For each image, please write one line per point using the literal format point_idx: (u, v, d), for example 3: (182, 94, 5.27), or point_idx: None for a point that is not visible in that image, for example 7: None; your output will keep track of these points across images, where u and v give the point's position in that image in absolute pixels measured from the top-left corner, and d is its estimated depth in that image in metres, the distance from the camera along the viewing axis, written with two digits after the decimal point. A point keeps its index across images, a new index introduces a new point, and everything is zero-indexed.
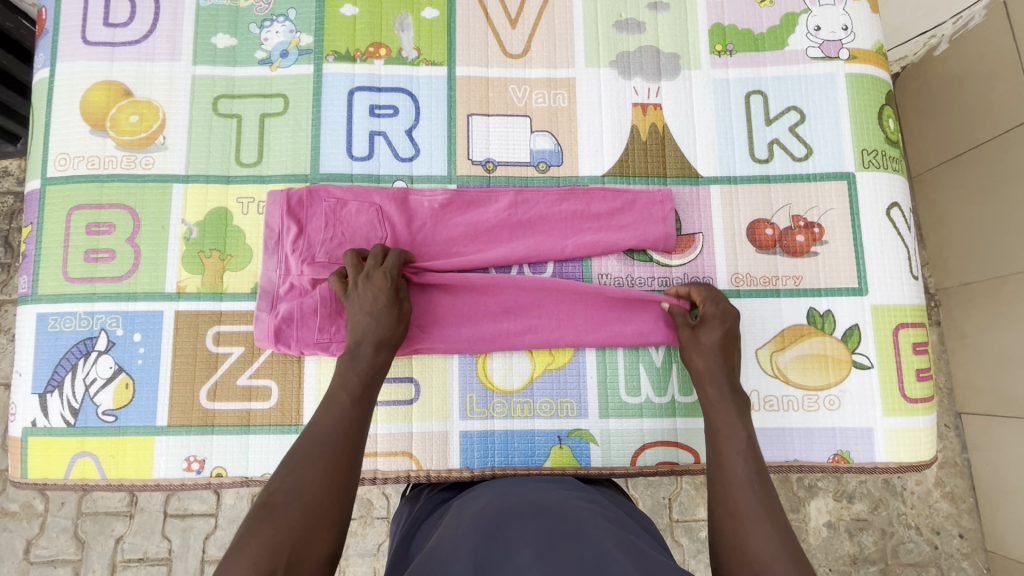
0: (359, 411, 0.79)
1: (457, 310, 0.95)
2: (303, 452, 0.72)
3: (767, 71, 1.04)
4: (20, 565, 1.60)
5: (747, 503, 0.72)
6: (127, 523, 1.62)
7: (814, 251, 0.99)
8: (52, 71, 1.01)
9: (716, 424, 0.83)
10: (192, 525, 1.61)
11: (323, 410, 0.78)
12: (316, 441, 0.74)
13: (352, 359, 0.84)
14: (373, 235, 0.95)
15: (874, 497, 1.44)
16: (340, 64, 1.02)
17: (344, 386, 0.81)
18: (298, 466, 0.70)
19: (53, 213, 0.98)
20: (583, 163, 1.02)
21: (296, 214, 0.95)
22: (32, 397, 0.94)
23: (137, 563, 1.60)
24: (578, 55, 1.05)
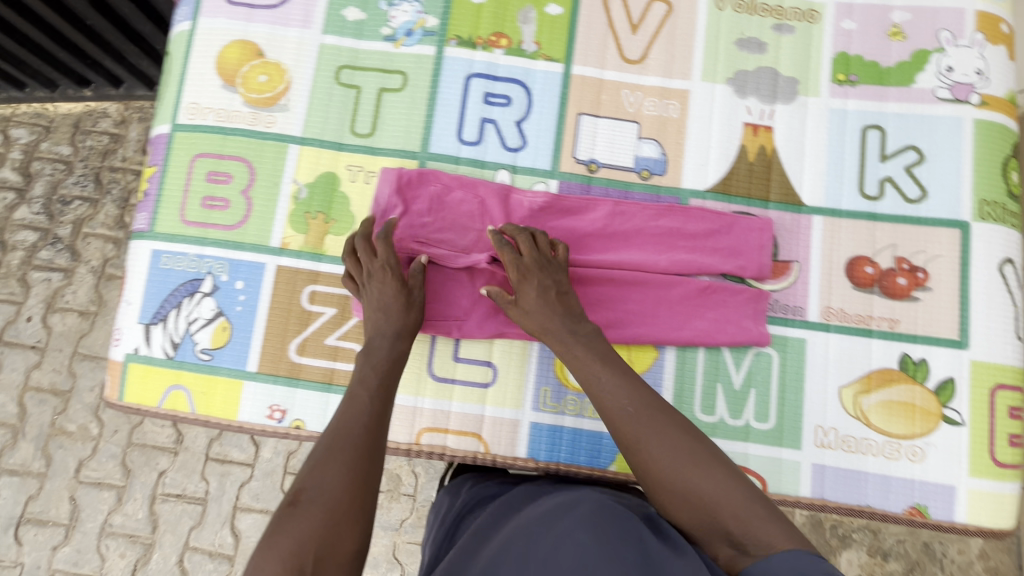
0: (382, 408, 0.85)
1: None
2: (326, 448, 0.78)
3: (890, 107, 1.02)
4: (69, 482, 1.70)
5: (650, 446, 0.80)
6: (171, 460, 1.71)
7: (916, 296, 0.96)
8: (193, 25, 1.07)
9: (597, 392, 0.85)
10: (229, 471, 1.70)
11: (348, 406, 0.84)
12: (341, 434, 0.80)
13: (375, 360, 0.89)
14: (472, 226, 0.97)
15: (910, 559, 1.53)
16: (461, 49, 1.04)
17: (363, 383, 0.87)
18: (324, 459, 0.76)
19: (178, 159, 1.04)
20: (686, 176, 1.02)
21: (403, 194, 0.96)
22: (138, 326, 1.00)
23: (175, 499, 1.69)
24: (696, 68, 1.05)
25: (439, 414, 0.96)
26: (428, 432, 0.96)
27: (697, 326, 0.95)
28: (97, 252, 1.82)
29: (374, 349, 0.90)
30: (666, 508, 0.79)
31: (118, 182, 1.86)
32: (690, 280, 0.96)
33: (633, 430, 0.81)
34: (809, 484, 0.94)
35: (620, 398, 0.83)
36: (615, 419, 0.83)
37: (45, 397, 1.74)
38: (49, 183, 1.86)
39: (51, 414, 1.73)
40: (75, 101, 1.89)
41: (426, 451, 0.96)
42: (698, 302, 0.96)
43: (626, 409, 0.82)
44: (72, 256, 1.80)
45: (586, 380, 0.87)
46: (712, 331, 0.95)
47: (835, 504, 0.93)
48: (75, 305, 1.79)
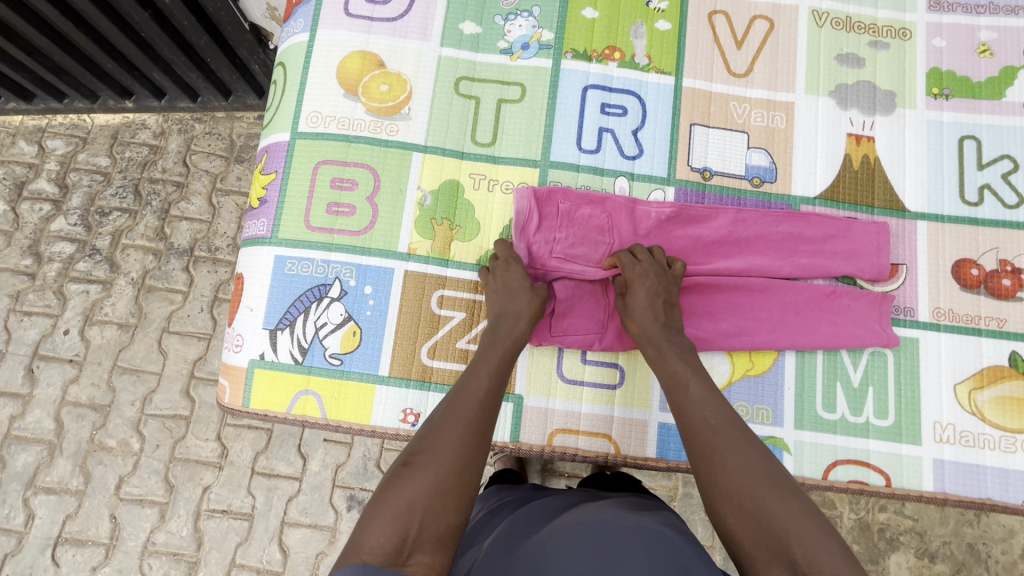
0: (500, 385, 0.84)
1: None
2: (441, 418, 0.77)
3: (983, 119, 1.08)
4: (110, 499, 1.65)
5: (728, 458, 0.75)
6: (216, 475, 1.67)
7: (1020, 296, 1.01)
8: (313, 36, 1.10)
9: (679, 400, 0.84)
10: (276, 486, 1.65)
11: (466, 384, 0.83)
12: (458, 405, 0.79)
13: (500, 343, 0.89)
14: (601, 240, 1.00)
15: (957, 560, 1.66)
16: (577, 61, 1.08)
17: (483, 364, 0.86)
18: (443, 427, 0.76)
19: (301, 165, 1.05)
20: (796, 183, 1.07)
21: (539, 208, 0.99)
22: (263, 331, 1.00)
23: (220, 515, 1.65)
24: (799, 81, 1.10)
25: (569, 415, 0.98)
26: (560, 433, 0.97)
27: (822, 327, 1.00)
28: (137, 263, 1.80)
29: (502, 334, 0.90)
30: (727, 526, 0.71)
31: (158, 193, 1.85)
32: (814, 284, 1.01)
33: (708, 442, 0.77)
34: (930, 479, 0.97)
35: (703, 410, 0.81)
36: (698, 430, 0.79)
37: (84, 412, 1.71)
38: (87, 195, 1.85)
39: (91, 429, 1.69)
40: (115, 112, 1.90)
41: (558, 452, 0.97)
42: (821, 305, 1.00)
43: (708, 420, 0.80)
44: (112, 269, 1.78)
45: (672, 388, 0.86)
46: (839, 331, 0.99)
47: (956, 497, 0.96)
48: (115, 317, 1.76)
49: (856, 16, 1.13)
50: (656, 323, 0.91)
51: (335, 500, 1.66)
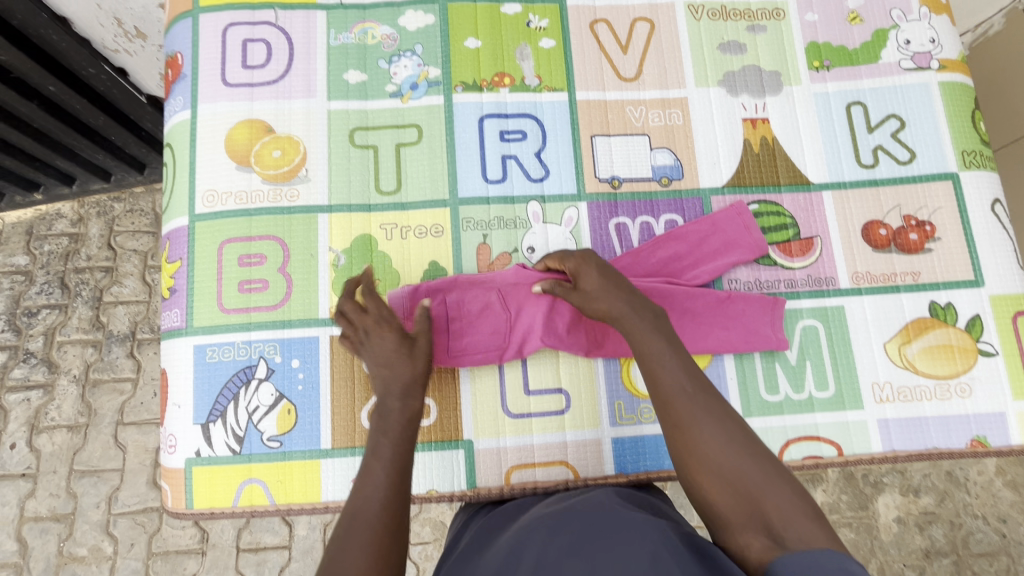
0: (401, 478, 0.79)
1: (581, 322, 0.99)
2: (338, 539, 0.72)
3: (865, 83, 1.12)
4: None
5: (700, 426, 0.76)
6: (200, 561, 1.60)
7: (928, 247, 1.05)
8: (194, 113, 1.06)
9: (644, 349, 0.83)
10: (266, 559, 1.59)
11: (361, 488, 0.78)
12: (360, 519, 0.74)
13: (382, 441, 0.83)
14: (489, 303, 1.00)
15: (940, 490, 1.72)
16: (468, 93, 1.08)
17: (377, 455, 0.81)
18: (347, 548, 0.70)
19: (205, 248, 1.01)
20: (702, 176, 1.08)
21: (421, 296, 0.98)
22: (194, 428, 0.96)
23: None
24: (688, 75, 1.12)
25: (522, 449, 0.97)
26: (516, 470, 0.96)
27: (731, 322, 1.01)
28: (76, 359, 1.71)
29: (385, 421, 0.85)
30: (703, 491, 0.74)
31: (86, 282, 1.76)
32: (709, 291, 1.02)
33: (684, 411, 0.77)
34: (878, 439, 1.00)
35: (679, 377, 0.80)
36: (672, 399, 0.79)
37: (47, 525, 1.61)
38: (10, 298, 1.75)
39: (57, 541, 1.60)
40: (24, 207, 1.80)
41: (518, 489, 0.96)
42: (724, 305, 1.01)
43: (684, 388, 0.79)
44: (50, 369, 1.69)
45: (642, 355, 0.83)
46: (747, 323, 1.01)
47: (905, 453, 0.99)
48: (62, 421, 1.67)
49: (730, 4, 1.15)
50: (624, 299, 0.87)
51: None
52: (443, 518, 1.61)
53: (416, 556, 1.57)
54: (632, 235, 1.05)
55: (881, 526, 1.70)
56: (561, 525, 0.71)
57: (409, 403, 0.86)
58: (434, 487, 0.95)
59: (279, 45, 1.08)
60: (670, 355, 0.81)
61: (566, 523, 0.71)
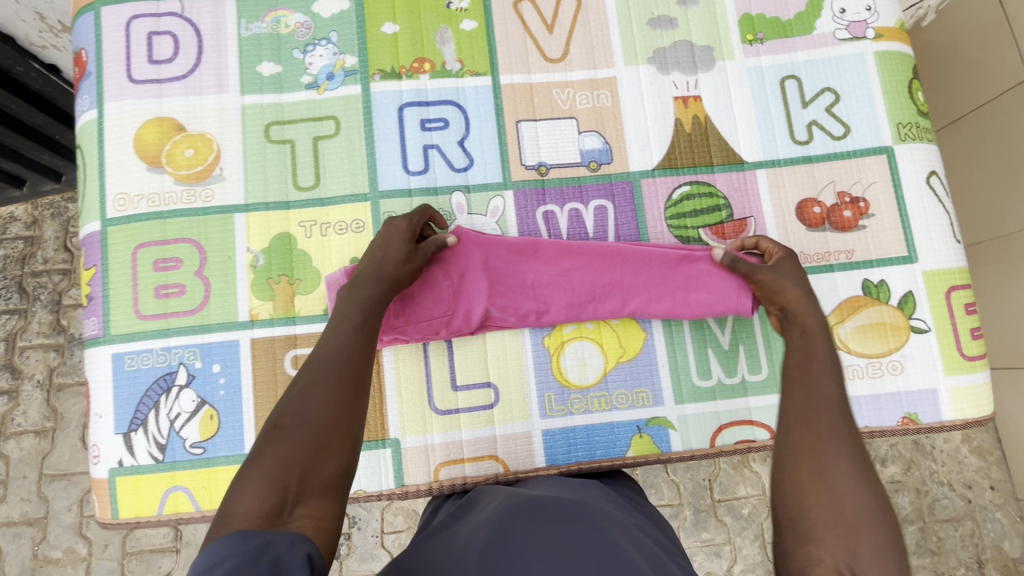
0: (367, 332, 0.80)
1: (525, 282, 0.98)
2: (299, 385, 0.71)
3: (800, 56, 1.08)
4: None
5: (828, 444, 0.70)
6: (174, 559, 1.59)
7: (862, 224, 1.03)
8: (101, 112, 1.02)
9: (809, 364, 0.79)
10: None
11: (328, 338, 0.78)
12: (321, 364, 0.74)
13: (349, 317, 0.81)
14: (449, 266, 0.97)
15: (907, 459, 1.71)
16: (386, 81, 1.04)
17: (345, 317, 0.81)
18: (311, 382, 0.71)
19: (118, 253, 0.98)
20: (632, 159, 1.05)
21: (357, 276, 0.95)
22: (116, 437, 0.94)
23: None
24: (616, 54, 1.08)
25: (450, 445, 0.96)
26: (445, 466, 0.96)
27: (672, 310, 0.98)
28: (40, 364, 1.65)
29: (355, 290, 0.85)
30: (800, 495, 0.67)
31: (44, 285, 1.68)
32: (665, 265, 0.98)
33: (819, 428, 0.72)
34: None
35: (830, 400, 0.75)
36: (815, 422, 0.73)
37: (19, 530, 1.59)
38: None
39: (31, 545, 1.59)
40: None
41: (447, 486, 0.95)
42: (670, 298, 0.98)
43: (835, 412, 0.73)
44: (13, 375, 1.63)
45: (800, 372, 0.79)
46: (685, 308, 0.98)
47: None
48: (28, 426, 1.62)
49: None
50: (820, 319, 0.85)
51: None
52: (414, 506, 1.60)
53: (390, 544, 1.53)
54: (561, 223, 1.03)
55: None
56: (535, 517, 0.71)
57: (373, 274, 0.87)
58: (363, 486, 0.94)
59: (186, 38, 1.03)
60: (833, 385, 0.76)
61: (539, 516, 0.71)
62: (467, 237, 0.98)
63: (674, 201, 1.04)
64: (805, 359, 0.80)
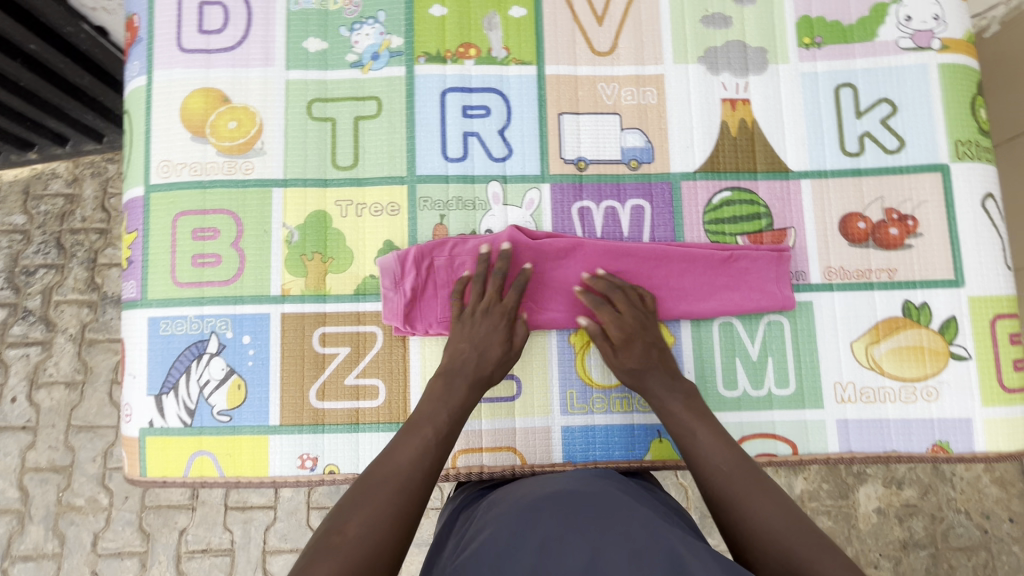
0: (434, 452, 0.83)
1: (573, 282, 0.98)
2: (361, 493, 0.76)
3: (858, 63, 1.04)
4: (88, 558, 1.60)
5: (741, 502, 0.78)
6: (190, 516, 1.61)
7: (909, 243, 0.99)
8: (150, 79, 1.03)
9: (675, 425, 0.88)
10: (252, 517, 1.61)
11: (394, 448, 0.82)
12: (388, 480, 0.77)
13: (434, 418, 0.86)
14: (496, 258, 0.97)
15: (924, 484, 1.66)
16: (431, 65, 1.03)
17: (434, 417, 0.86)
18: (365, 501, 0.75)
19: (159, 219, 1.00)
20: (674, 160, 1.03)
21: (409, 264, 0.96)
22: (148, 399, 0.97)
23: (201, 555, 1.60)
24: (666, 51, 1.05)
25: (470, 434, 0.97)
26: (463, 453, 0.96)
27: (721, 305, 0.98)
28: (73, 319, 1.67)
29: (450, 376, 0.90)
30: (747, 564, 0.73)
31: (81, 243, 1.70)
32: (714, 262, 0.98)
33: (722, 489, 0.80)
34: (836, 439, 0.97)
35: (714, 454, 0.83)
36: (712, 478, 0.82)
37: (46, 475, 1.62)
38: (8, 257, 1.69)
39: (56, 491, 1.61)
40: (20, 166, 1.71)
41: (464, 473, 0.96)
42: (720, 294, 0.98)
43: (719, 466, 0.82)
44: (47, 328, 1.66)
45: (679, 435, 0.88)
46: (734, 304, 0.98)
47: (863, 455, 0.96)
48: (59, 377, 1.65)
49: None
50: (659, 373, 0.92)
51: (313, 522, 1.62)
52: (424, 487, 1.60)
53: None
54: (596, 220, 1.01)
55: (860, 516, 1.64)
56: (558, 514, 0.70)
57: (463, 380, 0.90)
58: None
59: (236, 9, 1.04)
60: (703, 433, 0.86)
61: (562, 513, 0.70)
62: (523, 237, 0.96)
63: (714, 205, 1.02)
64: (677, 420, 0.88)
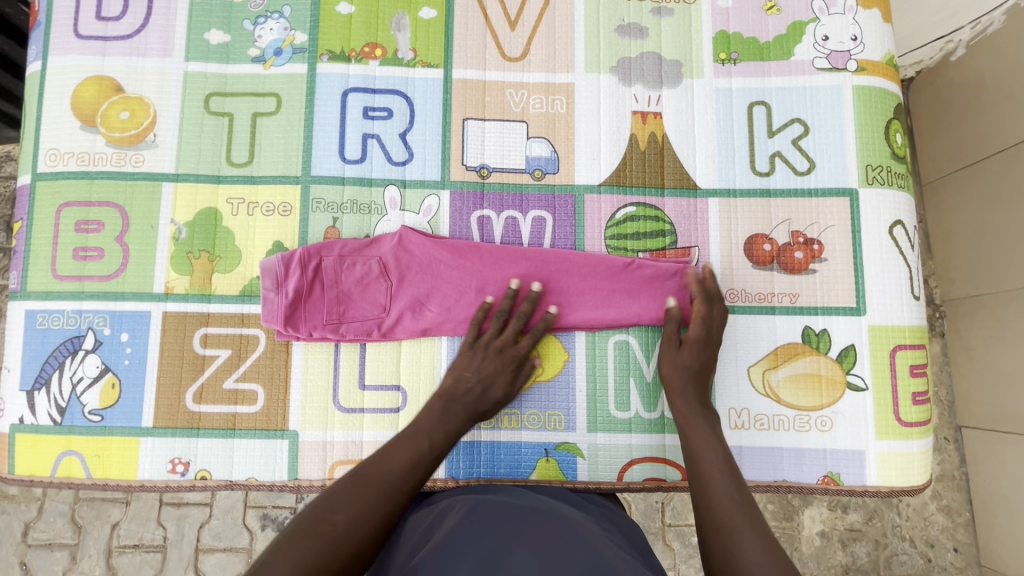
0: (388, 498, 0.74)
1: (461, 287, 0.95)
2: (308, 527, 0.66)
3: (773, 82, 1.01)
4: (18, 548, 1.45)
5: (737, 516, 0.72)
6: (124, 511, 1.47)
7: (813, 268, 0.97)
8: (44, 65, 1.00)
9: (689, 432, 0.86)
10: (186, 514, 1.46)
11: (356, 491, 0.73)
12: (341, 519, 0.68)
13: (383, 479, 0.76)
14: (385, 259, 0.95)
15: (870, 508, 1.50)
16: (334, 63, 1.00)
17: (394, 466, 0.78)
18: (316, 535, 0.66)
19: (43, 209, 0.97)
20: (579, 172, 1.00)
21: (294, 265, 0.92)
22: (20, 394, 0.94)
23: (132, 550, 1.45)
24: (578, 59, 1.03)
25: (350, 445, 0.94)
26: (342, 465, 0.93)
27: (616, 317, 0.95)
28: None
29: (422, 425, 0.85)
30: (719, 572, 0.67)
31: None
32: (612, 270, 0.96)
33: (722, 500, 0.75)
34: None
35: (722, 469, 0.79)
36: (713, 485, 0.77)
37: None
38: None
39: None
40: None
41: None
42: (614, 304, 0.95)
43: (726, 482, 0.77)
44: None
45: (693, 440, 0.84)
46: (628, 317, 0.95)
47: (753, 484, 0.94)
48: None
49: None
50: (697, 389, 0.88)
51: (248, 522, 1.48)
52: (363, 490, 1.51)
53: None
54: (495, 230, 0.99)
55: (802, 538, 1.48)
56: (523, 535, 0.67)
57: (463, 406, 0.88)
58: (255, 476, 0.93)
59: None
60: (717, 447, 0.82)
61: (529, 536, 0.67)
62: (412, 235, 0.95)
63: (617, 220, 0.99)
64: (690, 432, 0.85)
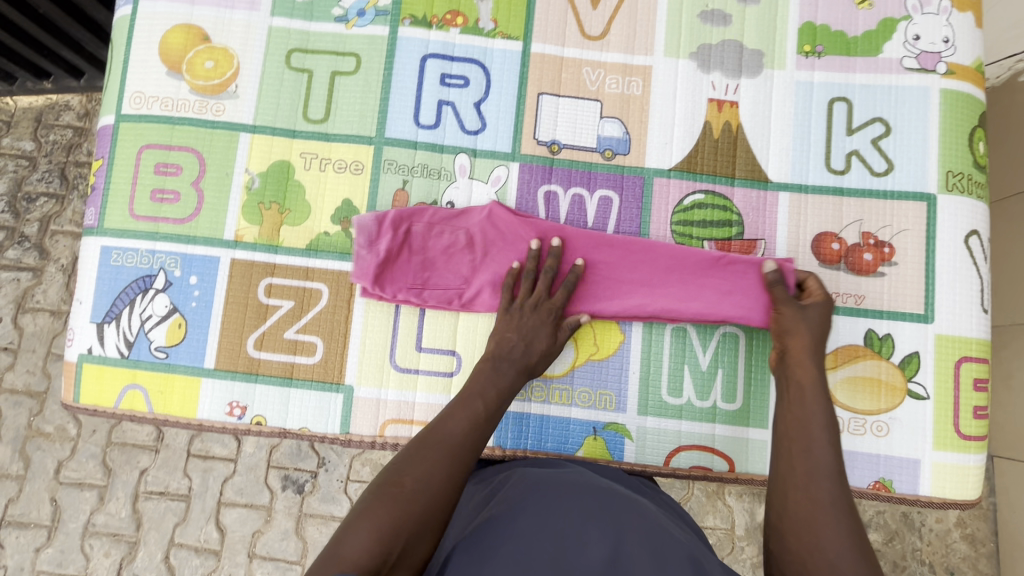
0: (450, 458, 0.74)
1: (550, 267, 0.95)
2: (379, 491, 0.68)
3: (856, 79, 1.00)
4: (49, 484, 1.48)
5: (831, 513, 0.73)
6: (152, 458, 1.49)
7: (881, 271, 0.95)
8: (135, 9, 1.02)
9: (800, 399, 0.85)
10: (212, 467, 1.48)
11: (414, 453, 0.73)
12: (409, 480, 0.69)
13: (447, 441, 0.76)
14: (476, 233, 0.96)
15: (890, 529, 1.46)
16: (415, 28, 1.01)
17: (449, 429, 0.78)
18: (389, 500, 0.66)
19: (125, 149, 0.99)
20: (650, 155, 1.00)
21: (387, 225, 0.94)
22: (90, 326, 0.97)
23: (158, 496, 1.48)
24: (658, 42, 1.02)
25: (403, 404, 0.95)
26: (393, 424, 0.95)
27: (703, 311, 0.93)
28: (68, 249, 1.54)
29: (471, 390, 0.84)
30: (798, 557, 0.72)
31: (86, 176, 1.56)
32: (704, 264, 0.94)
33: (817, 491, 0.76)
34: None
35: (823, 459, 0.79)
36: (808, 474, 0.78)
37: (20, 398, 1.50)
38: (12, 180, 1.54)
39: (28, 415, 1.50)
40: (35, 93, 1.56)
41: (391, 443, 0.95)
42: (701, 298, 0.94)
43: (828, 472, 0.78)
44: (40, 255, 1.52)
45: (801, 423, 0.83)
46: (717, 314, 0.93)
47: None
48: (46, 304, 1.52)
49: None
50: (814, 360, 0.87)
51: (269, 481, 1.49)
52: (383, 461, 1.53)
53: (352, 493, 1.46)
54: (561, 207, 0.99)
55: None
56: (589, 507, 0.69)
57: (511, 364, 0.88)
58: (308, 426, 0.95)
59: None
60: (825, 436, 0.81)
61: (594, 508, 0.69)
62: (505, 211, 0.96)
63: (685, 207, 0.99)
64: (802, 417, 0.83)
